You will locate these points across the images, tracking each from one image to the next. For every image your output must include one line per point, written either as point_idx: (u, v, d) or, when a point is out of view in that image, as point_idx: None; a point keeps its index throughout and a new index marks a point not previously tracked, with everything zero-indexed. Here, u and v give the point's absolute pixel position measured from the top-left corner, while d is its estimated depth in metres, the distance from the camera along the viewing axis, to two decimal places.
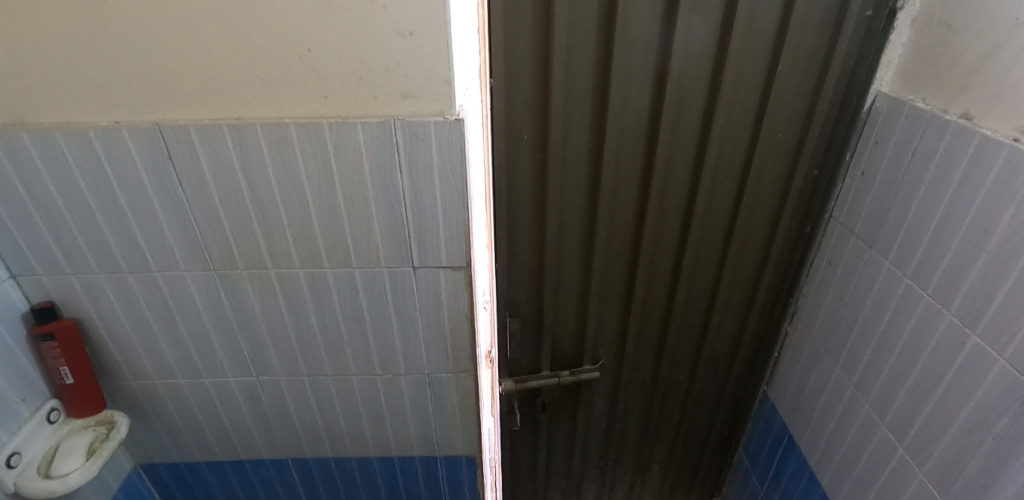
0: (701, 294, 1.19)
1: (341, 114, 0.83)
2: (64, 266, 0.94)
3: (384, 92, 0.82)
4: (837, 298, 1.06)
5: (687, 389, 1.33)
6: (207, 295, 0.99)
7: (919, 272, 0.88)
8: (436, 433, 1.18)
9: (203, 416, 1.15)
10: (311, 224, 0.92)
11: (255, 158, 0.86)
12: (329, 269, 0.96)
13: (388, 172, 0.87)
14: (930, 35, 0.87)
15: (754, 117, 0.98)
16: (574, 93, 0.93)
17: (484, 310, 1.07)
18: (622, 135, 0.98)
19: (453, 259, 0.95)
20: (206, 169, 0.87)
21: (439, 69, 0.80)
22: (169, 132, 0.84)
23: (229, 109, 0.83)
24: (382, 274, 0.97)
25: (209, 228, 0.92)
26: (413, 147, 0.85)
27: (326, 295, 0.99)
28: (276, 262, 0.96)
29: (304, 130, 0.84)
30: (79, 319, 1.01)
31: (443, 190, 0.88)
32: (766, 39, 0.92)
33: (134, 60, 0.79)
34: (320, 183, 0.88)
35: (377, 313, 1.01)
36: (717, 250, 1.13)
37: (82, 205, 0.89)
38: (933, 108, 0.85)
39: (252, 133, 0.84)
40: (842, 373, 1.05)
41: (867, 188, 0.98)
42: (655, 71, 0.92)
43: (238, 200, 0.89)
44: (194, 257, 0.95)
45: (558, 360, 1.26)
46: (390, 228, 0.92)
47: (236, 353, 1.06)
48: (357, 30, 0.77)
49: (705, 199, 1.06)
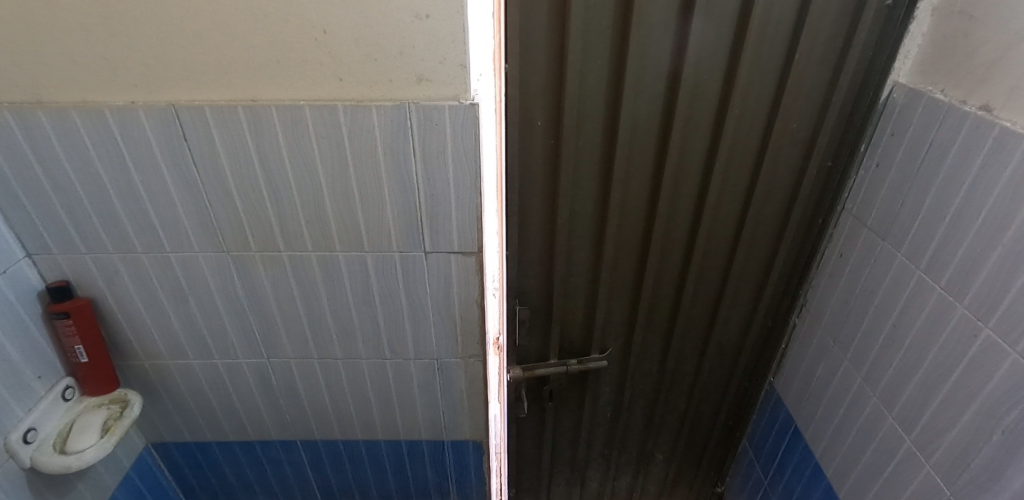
0: (709, 285, 1.19)
1: (357, 98, 0.83)
2: (80, 245, 0.95)
3: (399, 75, 0.82)
4: (847, 290, 1.06)
5: (693, 379, 1.34)
6: (220, 276, 1.00)
7: (931, 265, 0.88)
8: (443, 417, 1.19)
9: (214, 396, 1.17)
10: (324, 208, 0.92)
11: (269, 141, 0.86)
12: (341, 252, 0.97)
13: (401, 157, 0.87)
14: (952, 26, 0.86)
15: (769, 107, 0.98)
16: (589, 80, 0.93)
17: (493, 297, 1.07)
18: (636, 124, 0.97)
19: (465, 245, 0.95)
20: (221, 150, 0.87)
21: (455, 53, 0.80)
22: (185, 113, 0.84)
23: (245, 91, 0.84)
24: (393, 259, 0.97)
25: (223, 210, 0.93)
26: (427, 132, 0.85)
27: (338, 279, 1.00)
28: (288, 245, 0.96)
29: (319, 113, 0.84)
30: (92, 298, 1.02)
31: (457, 175, 0.88)
32: (784, 27, 0.91)
33: (150, 40, 0.79)
34: (334, 166, 0.88)
35: (387, 297, 1.02)
36: (727, 241, 1.13)
37: (97, 184, 0.90)
38: (952, 99, 0.85)
39: (267, 115, 0.84)
40: (851, 365, 1.05)
41: (881, 181, 0.98)
42: (671, 58, 0.92)
43: (252, 183, 0.90)
44: (208, 238, 0.96)
45: (566, 349, 1.26)
46: (403, 213, 0.92)
47: (248, 334, 1.07)
48: (373, 13, 0.77)
49: (717, 189, 1.05)
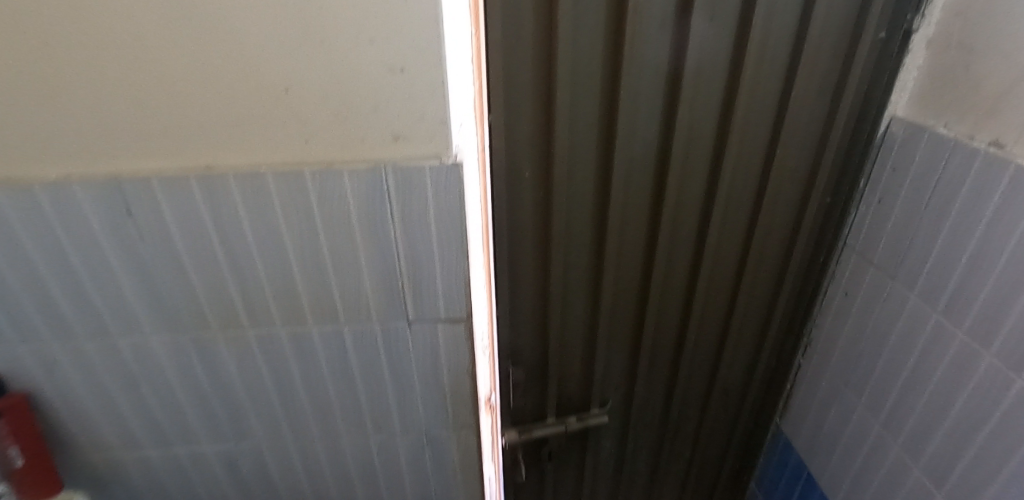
0: (712, 329, 1.12)
1: (326, 160, 0.75)
2: (11, 336, 0.83)
3: (373, 134, 0.74)
4: (856, 330, 1.01)
5: (698, 427, 1.26)
6: (177, 359, 0.89)
7: (950, 307, 0.83)
8: (435, 492, 1.09)
9: (175, 488, 1.04)
10: (293, 280, 0.83)
11: (228, 211, 0.77)
12: (314, 326, 0.87)
13: (378, 222, 0.78)
14: (950, 57, 0.83)
15: (766, 145, 0.93)
16: (579, 127, 0.86)
17: (483, 355, 0.97)
18: (631, 169, 0.91)
19: (453, 311, 0.87)
20: (173, 225, 0.77)
21: (434, 107, 0.72)
22: (128, 185, 0.74)
23: (198, 157, 0.74)
24: (373, 331, 0.88)
25: (177, 288, 0.83)
26: (406, 195, 0.77)
27: (312, 354, 0.90)
28: (253, 321, 0.86)
29: (284, 178, 0.75)
30: (29, 393, 0.89)
31: (441, 237, 0.80)
32: (779, 64, 0.86)
33: (86, 105, 0.69)
34: (303, 235, 0.79)
35: (368, 370, 0.92)
36: (728, 283, 1.07)
37: (29, 267, 0.78)
38: (957, 135, 0.81)
39: (224, 184, 0.75)
40: (867, 411, 0.99)
41: (885, 217, 0.94)
42: (665, 101, 0.86)
43: (210, 258, 0.81)
44: (162, 318, 0.85)
45: (564, 406, 1.17)
46: (382, 281, 0.83)
47: (212, 419, 0.96)
48: (342, 69, 0.69)
49: (717, 231, 0.99)
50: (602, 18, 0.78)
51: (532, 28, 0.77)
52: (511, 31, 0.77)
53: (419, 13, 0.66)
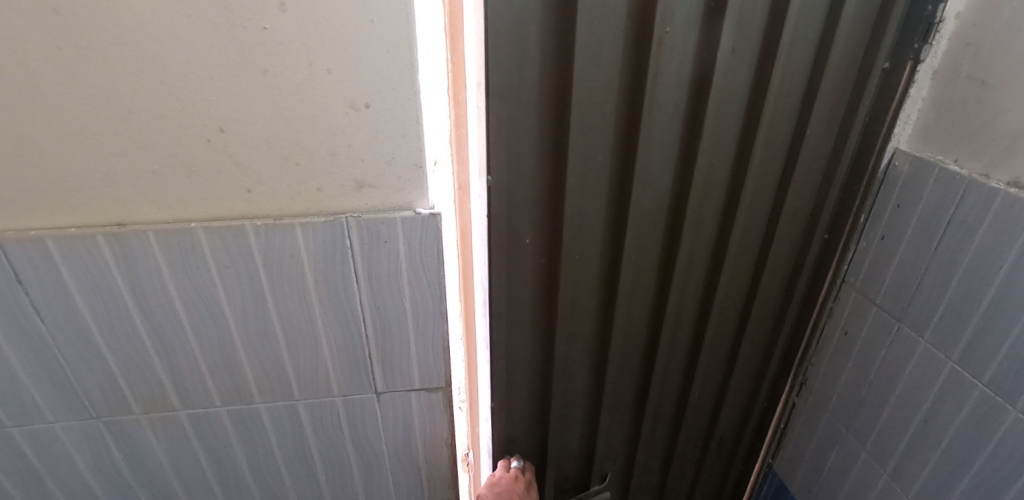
0: (713, 382, 1.04)
1: (272, 214, 0.61)
2: None
3: (330, 182, 0.61)
4: (857, 372, 0.96)
5: (693, 480, 1.19)
6: (87, 448, 0.73)
7: (967, 356, 0.78)
8: None
9: None
10: (236, 355, 0.69)
11: (149, 276, 0.62)
12: (261, 404, 0.73)
13: (339, 283, 0.65)
14: (959, 90, 0.78)
15: (777, 184, 0.85)
16: (591, 177, 0.75)
17: (460, 410, 0.92)
18: (643, 218, 0.81)
19: (429, 380, 0.75)
20: (78, 297, 0.62)
21: (407, 150, 0.60)
22: (13, 247, 0.59)
23: (108, 211, 0.59)
24: (334, 405, 0.75)
25: (86, 367, 0.67)
26: (373, 251, 0.64)
27: (258, 435, 0.76)
28: (186, 402, 0.71)
29: (218, 236, 0.61)
30: None
31: (414, 299, 0.68)
32: (790, 98, 0.78)
33: None
34: (246, 303, 0.65)
35: (328, 448, 0.78)
36: (731, 331, 0.99)
37: None
38: (972, 173, 0.76)
39: (142, 243, 0.60)
40: (872, 458, 0.94)
41: (888, 255, 0.89)
42: (681, 143, 0.77)
43: (127, 331, 0.65)
44: (68, 405, 0.69)
45: (562, 488, 1.08)
46: (344, 350, 0.70)
47: None
48: (290, 105, 0.56)
49: (725, 281, 0.92)
50: (616, 52, 0.67)
51: (538, 70, 0.66)
52: (515, 74, 0.66)
53: (387, 39, 0.54)
